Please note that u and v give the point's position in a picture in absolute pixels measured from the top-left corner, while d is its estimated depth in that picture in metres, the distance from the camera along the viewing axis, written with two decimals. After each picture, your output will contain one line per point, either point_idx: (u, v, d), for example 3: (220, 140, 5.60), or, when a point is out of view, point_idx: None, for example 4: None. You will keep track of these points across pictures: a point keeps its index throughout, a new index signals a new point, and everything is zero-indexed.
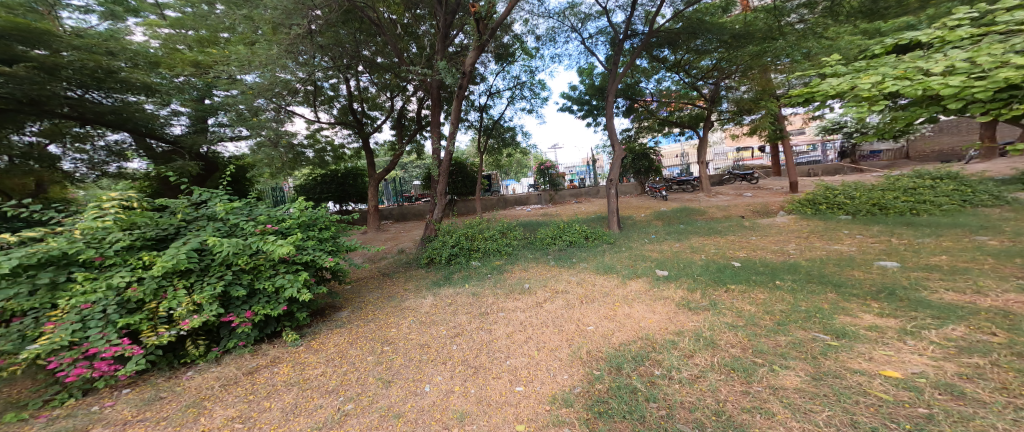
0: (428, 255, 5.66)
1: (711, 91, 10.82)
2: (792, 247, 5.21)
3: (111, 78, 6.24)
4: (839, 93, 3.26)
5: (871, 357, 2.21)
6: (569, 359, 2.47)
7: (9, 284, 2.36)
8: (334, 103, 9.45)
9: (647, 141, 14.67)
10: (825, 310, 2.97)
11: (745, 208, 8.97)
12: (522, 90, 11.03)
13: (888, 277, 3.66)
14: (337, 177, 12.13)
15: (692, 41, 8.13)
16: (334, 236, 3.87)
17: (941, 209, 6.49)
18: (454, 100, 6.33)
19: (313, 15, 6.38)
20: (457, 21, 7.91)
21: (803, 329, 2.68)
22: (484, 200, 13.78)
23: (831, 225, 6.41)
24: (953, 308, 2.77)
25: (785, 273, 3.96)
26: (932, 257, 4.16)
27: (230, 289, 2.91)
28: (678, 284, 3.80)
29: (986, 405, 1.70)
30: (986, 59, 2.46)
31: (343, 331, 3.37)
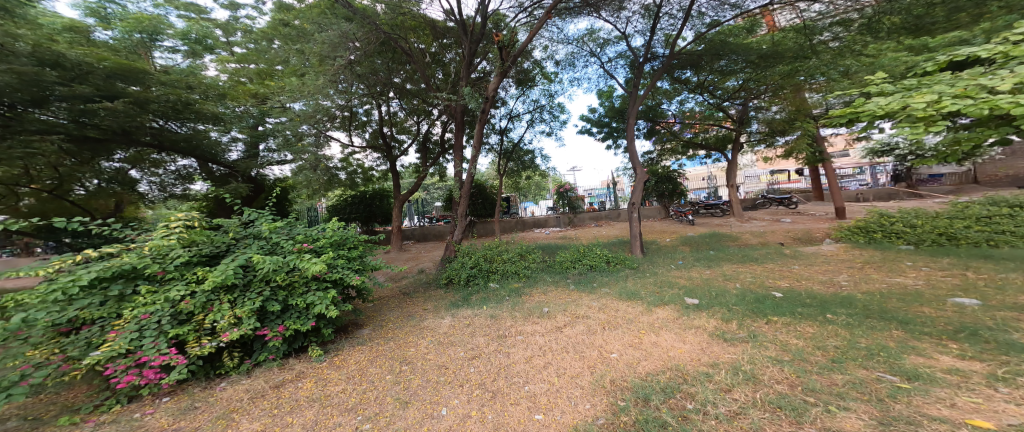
0: (447, 276, 5.69)
1: (739, 112, 10.56)
2: (844, 278, 4.78)
3: (187, 110, 7.05)
4: (888, 113, 3.06)
5: (954, 404, 1.93)
6: (591, 388, 2.35)
7: (86, 294, 2.63)
8: (366, 128, 10.06)
9: (671, 164, 14.35)
10: (890, 348, 2.66)
11: (785, 235, 8.42)
12: (541, 113, 11.24)
13: (967, 316, 3.24)
14: (365, 198, 12.70)
15: (715, 62, 8.15)
16: (361, 254, 4.02)
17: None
18: (477, 123, 6.53)
19: (352, 47, 6.92)
20: (482, 49, 8.33)
21: (864, 368, 2.41)
22: (505, 222, 13.81)
23: (891, 255, 5.86)
24: None
25: (837, 307, 3.61)
26: (1020, 295, 3.65)
27: (267, 305, 3.06)
28: (711, 314, 3.56)
29: None
30: None
31: (364, 348, 3.41)
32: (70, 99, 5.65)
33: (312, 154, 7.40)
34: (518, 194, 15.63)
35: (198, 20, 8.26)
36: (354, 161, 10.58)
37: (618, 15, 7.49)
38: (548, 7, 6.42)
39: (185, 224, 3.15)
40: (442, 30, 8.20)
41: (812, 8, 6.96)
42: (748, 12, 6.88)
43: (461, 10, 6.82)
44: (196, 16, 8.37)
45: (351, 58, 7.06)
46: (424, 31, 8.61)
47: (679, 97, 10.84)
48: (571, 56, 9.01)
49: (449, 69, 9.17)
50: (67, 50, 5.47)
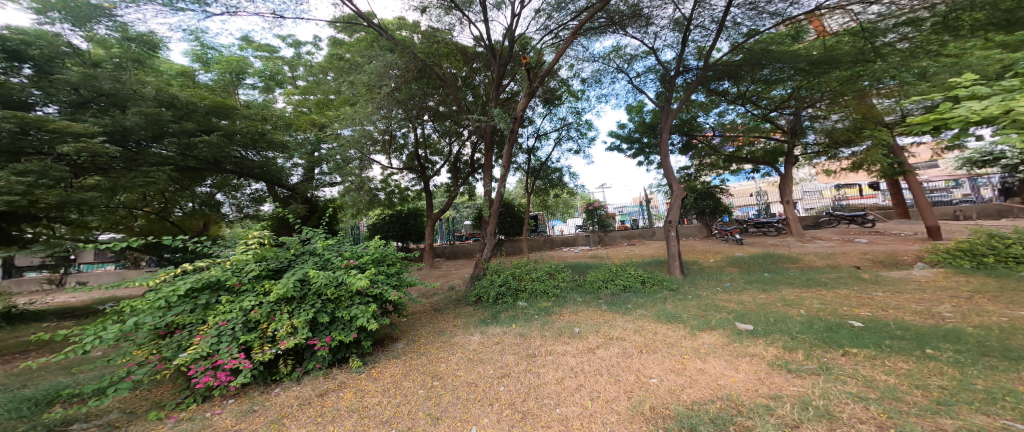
0: (477, 293, 5.70)
1: (790, 122, 9.82)
2: (945, 309, 4.06)
3: (263, 140, 8.03)
4: (987, 118, 2.67)
5: None
6: (629, 414, 2.19)
7: (180, 302, 3.01)
8: (403, 151, 10.73)
9: (713, 179, 13.52)
10: (1019, 392, 2.20)
11: (862, 257, 7.42)
12: (568, 131, 11.25)
13: None
14: (401, 217, 13.35)
15: (758, 71, 7.62)
16: (399, 270, 4.22)
17: None
18: (506, 143, 6.66)
19: (393, 75, 7.47)
20: (509, 70, 8.64)
21: (984, 414, 2.00)
22: (531, 241, 13.71)
23: (1008, 284, 4.90)
24: None
25: (935, 341, 3.06)
26: None
27: (318, 316, 3.28)
28: (769, 342, 3.20)
29: None
30: None
31: (399, 362, 3.50)
32: (179, 134, 6.69)
33: (358, 176, 8.06)
34: (547, 213, 15.57)
35: (270, 59, 9.49)
36: (391, 183, 11.26)
37: (645, 30, 7.42)
38: (575, 27, 6.49)
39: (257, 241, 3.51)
40: (472, 55, 8.68)
41: (873, 10, 6.41)
42: (790, 19, 6.46)
43: (489, 36, 7.16)
44: (269, 55, 9.62)
45: (393, 85, 7.59)
46: (457, 57, 9.16)
47: (717, 109, 10.34)
48: (597, 73, 9.05)
49: (478, 90, 9.62)
50: (179, 93, 6.58)
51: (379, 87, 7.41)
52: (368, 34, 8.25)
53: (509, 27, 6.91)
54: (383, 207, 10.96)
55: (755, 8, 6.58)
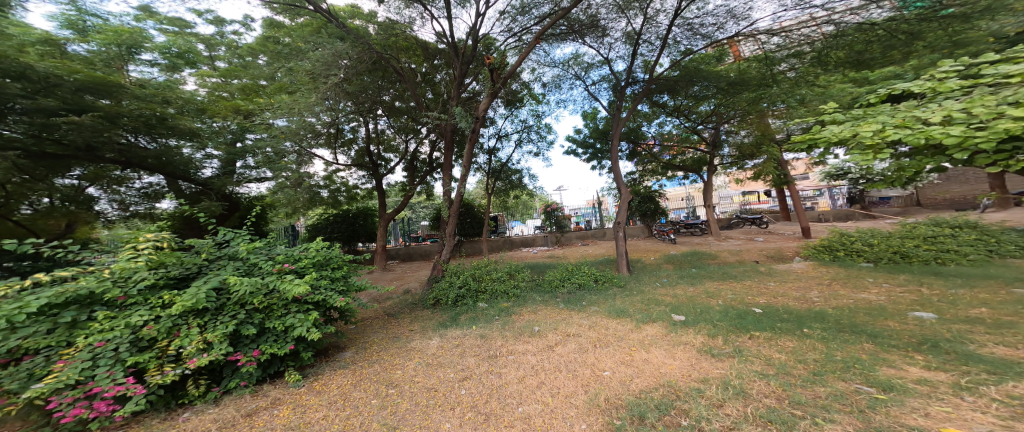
0: (435, 296, 5.54)
1: (711, 136, 11.28)
2: (815, 294, 5.01)
3: (161, 125, 6.74)
4: (841, 140, 3.32)
5: (928, 413, 2.06)
6: (586, 407, 2.30)
7: (32, 322, 2.39)
8: (351, 146, 10.22)
9: (651, 184, 14.83)
10: (864, 360, 2.80)
11: (759, 253, 8.80)
12: (529, 133, 11.54)
13: (926, 328, 3.47)
14: (348, 217, 12.56)
15: (690, 87, 8.62)
16: (347, 274, 3.91)
17: (968, 259, 6.33)
18: (466, 143, 6.56)
19: (343, 65, 6.98)
20: (472, 69, 8.60)
21: (843, 380, 2.51)
22: (491, 241, 13.73)
23: (854, 272, 6.24)
24: (1008, 364, 2.60)
25: (811, 321, 3.77)
26: (969, 309, 3.99)
27: (242, 328, 2.88)
28: (697, 330, 3.62)
29: None
30: (982, 110, 2.53)
31: (347, 372, 3.23)
32: (31, 112, 5.38)
33: (295, 172, 7.25)
34: (506, 214, 15.86)
35: (180, 35, 7.98)
36: (339, 180, 10.55)
37: (601, 41, 7.83)
38: (538, 32, 6.61)
39: (153, 246, 2.94)
40: (434, 52, 8.59)
41: (767, 43, 7.64)
42: (717, 43, 7.37)
43: (453, 34, 7.01)
44: (179, 29, 8.09)
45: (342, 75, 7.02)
46: (416, 52, 8.97)
47: (657, 120, 11.42)
48: (556, 79, 9.33)
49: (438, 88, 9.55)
50: (35, 61, 5.14)
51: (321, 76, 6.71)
52: (314, 19, 7.58)
53: (473, 26, 6.84)
54: (330, 206, 10.20)
55: (690, 28, 7.40)
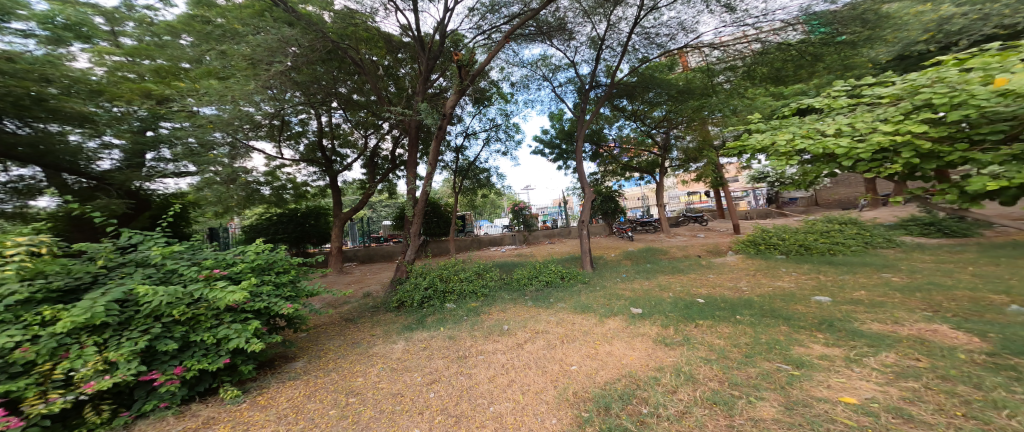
0: (399, 298, 5.34)
1: (663, 140, 12.08)
2: (744, 284, 5.65)
3: (37, 106, 5.53)
4: (763, 147, 3.72)
5: (829, 385, 2.41)
6: (556, 402, 2.35)
7: None
8: (301, 139, 9.65)
9: (612, 184, 15.56)
10: (781, 341, 3.20)
11: (701, 248, 9.66)
12: (498, 132, 11.71)
13: (824, 310, 4.06)
14: (296, 217, 11.81)
15: (646, 93, 9.06)
16: (294, 279, 3.62)
17: (851, 250, 7.54)
18: (433, 140, 6.40)
19: (291, 52, 6.59)
20: (440, 65, 8.44)
21: (767, 360, 2.85)
22: (460, 241, 13.58)
23: (772, 263, 7.11)
24: (881, 337, 3.13)
25: (741, 308, 4.23)
26: (854, 292, 4.76)
27: (157, 344, 2.51)
28: (652, 321, 3.86)
29: (932, 427, 1.92)
30: (861, 126, 3.04)
31: (298, 383, 2.98)
32: None
33: (226, 165, 6.33)
34: (473, 213, 15.80)
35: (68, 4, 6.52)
36: (286, 176, 9.80)
37: (568, 44, 7.96)
38: (507, 32, 6.56)
39: (25, 253, 2.40)
40: (397, 44, 8.50)
41: (711, 54, 8.24)
42: (671, 52, 7.87)
43: (419, 27, 6.76)
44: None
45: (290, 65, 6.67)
46: (378, 44, 8.70)
47: (618, 123, 11.99)
48: (524, 79, 9.40)
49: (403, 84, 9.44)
50: None
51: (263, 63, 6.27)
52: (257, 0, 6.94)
53: (441, 21, 6.63)
54: (274, 205, 9.30)
55: (647, 37, 7.84)
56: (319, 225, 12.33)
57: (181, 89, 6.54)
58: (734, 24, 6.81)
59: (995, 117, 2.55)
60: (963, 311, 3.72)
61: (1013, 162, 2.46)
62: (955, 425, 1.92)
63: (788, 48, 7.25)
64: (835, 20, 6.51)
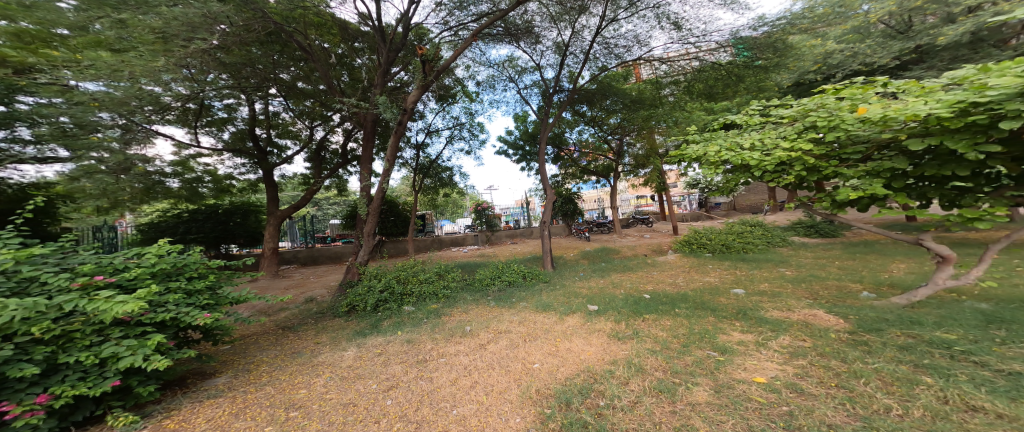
0: (349, 302, 5.03)
1: (617, 146, 12.78)
2: (681, 279, 6.20)
3: None
4: (697, 156, 4.10)
5: (745, 367, 2.75)
6: (520, 400, 2.38)
7: None
8: (227, 127, 8.67)
9: (571, 186, 16.12)
10: (710, 330, 3.57)
11: (647, 247, 10.38)
12: (461, 130, 11.56)
13: (740, 301, 4.60)
14: (217, 215, 10.63)
15: (604, 100, 9.48)
16: (211, 286, 3.19)
17: (758, 248, 8.66)
18: (391, 136, 6.13)
19: (219, 30, 5.91)
20: (401, 58, 8.16)
21: (699, 348, 3.16)
22: (418, 241, 13.25)
23: (704, 260, 7.89)
24: (779, 323, 3.63)
25: (679, 302, 4.63)
26: (761, 284, 5.48)
27: (9, 370, 1.95)
28: (607, 317, 4.07)
29: (817, 397, 2.28)
30: (767, 142, 3.55)
31: (220, 401, 2.65)
32: None
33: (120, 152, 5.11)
34: (434, 212, 15.28)
35: None
36: (201, 166, 8.73)
37: (534, 47, 8.05)
38: (474, 30, 6.45)
39: None
40: (353, 33, 8.06)
41: (660, 68, 8.57)
42: (626, 63, 8.31)
43: (380, 16, 6.41)
44: None
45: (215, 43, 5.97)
46: (330, 30, 8.16)
47: (578, 127, 12.43)
48: (491, 78, 9.25)
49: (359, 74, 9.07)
50: None
51: (178, 39, 5.50)
52: None
53: (404, 13, 6.35)
54: (185, 201, 8.27)
55: (606, 46, 8.20)
56: (246, 223, 11.22)
57: (56, 57, 4.77)
58: (679, 41, 7.41)
59: (856, 141, 3.42)
60: (833, 298, 4.47)
61: (866, 177, 3.39)
62: (834, 395, 2.30)
63: (720, 68, 7.93)
64: (755, 46, 7.32)
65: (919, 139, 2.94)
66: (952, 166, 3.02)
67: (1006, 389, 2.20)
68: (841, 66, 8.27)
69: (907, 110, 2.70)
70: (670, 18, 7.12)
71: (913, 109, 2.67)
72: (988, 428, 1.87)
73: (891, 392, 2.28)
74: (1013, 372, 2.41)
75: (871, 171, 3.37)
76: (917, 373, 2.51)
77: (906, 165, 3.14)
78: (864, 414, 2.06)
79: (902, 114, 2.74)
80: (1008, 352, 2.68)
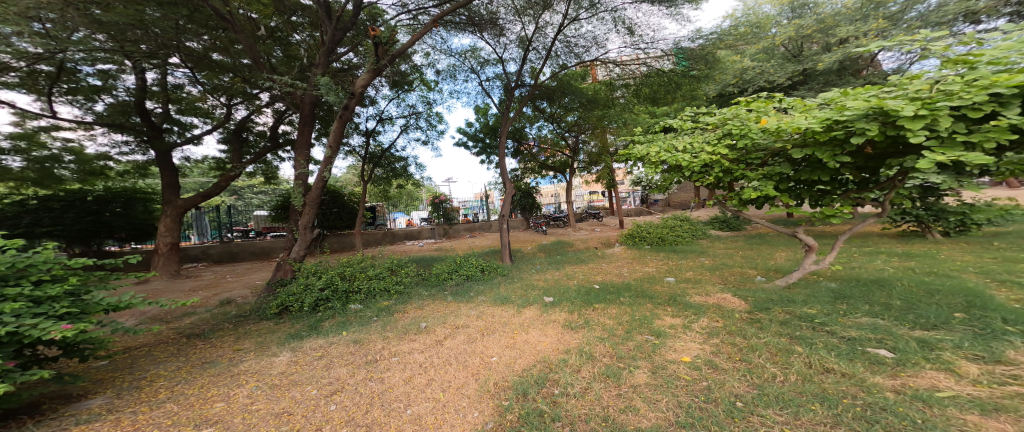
0: (280, 303, 4.61)
1: (573, 143, 13.22)
2: (625, 270, 6.66)
3: None
4: (641, 155, 4.38)
5: (676, 348, 3.04)
6: (478, 395, 2.39)
7: None
8: (100, 97, 7.34)
9: (530, 181, 16.39)
10: (648, 316, 3.89)
11: (598, 240, 10.94)
12: (417, 120, 11.07)
13: (672, 288, 5.06)
14: (86, 207, 8.98)
15: (563, 98, 9.64)
16: (72, 292, 2.68)
17: (686, 240, 9.59)
18: (337, 120, 5.68)
19: None
20: (349, 38, 7.59)
21: (639, 333, 3.41)
22: (367, 234, 12.63)
23: (647, 252, 8.53)
24: (700, 307, 4.06)
25: (624, 291, 4.96)
26: (689, 271, 6.09)
27: None
28: (562, 308, 4.24)
29: (727, 371, 2.60)
30: (694, 145, 3.92)
31: (92, 428, 2.24)
32: None
33: None
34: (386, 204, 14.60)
35: None
36: (59, 142, 7.37)
37: (498, 40, 7.92)
38: (434, 15, 6.14)
39: None
40: (291, 5, 7.25)
41: (613, 71, 8.88)
42: (585, 63, 8.52)
43: None
44: None
45: None
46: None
47: (538, 123, 12.59)
48: (451, 68, 8.94)
49: (296, 52, 8.23)
50: None
51: None
52: None
53: None
54: (31, 184, 7.23)
55: (567, 45, 8.35)
56: (129, 214, 9.70)
57: None
58: (631, 46, 7.78)
59: (758, 148, 3.93)
60: (737, 282, 5.12)
61: (763, 180, 3.93)
62: (739, 368, 2.63)
63: (662, 74, 8.56)
64: (692, 57, 7.88)
65: (799, 149, 3.48)
66: (820, 172, 3.65)
67: (847, 352, 2.73)
68: (752, 82, 9.65)
69: (793, 123, 3.16)
70: (626, 23, 7.44)
71: (796, 123, 3.15)
72: (836, 386, 2.28)
73: (776, 361, 2.68)
74: (852, 337, 2.97)
75: (767, 174, 3.92)
76: (792, 343, 2.97)
77: (789, 170, 3.73)
78: (758, 383, 2.39)
79: (789, 126, 3.21)
80: (848, 321, 3.29)
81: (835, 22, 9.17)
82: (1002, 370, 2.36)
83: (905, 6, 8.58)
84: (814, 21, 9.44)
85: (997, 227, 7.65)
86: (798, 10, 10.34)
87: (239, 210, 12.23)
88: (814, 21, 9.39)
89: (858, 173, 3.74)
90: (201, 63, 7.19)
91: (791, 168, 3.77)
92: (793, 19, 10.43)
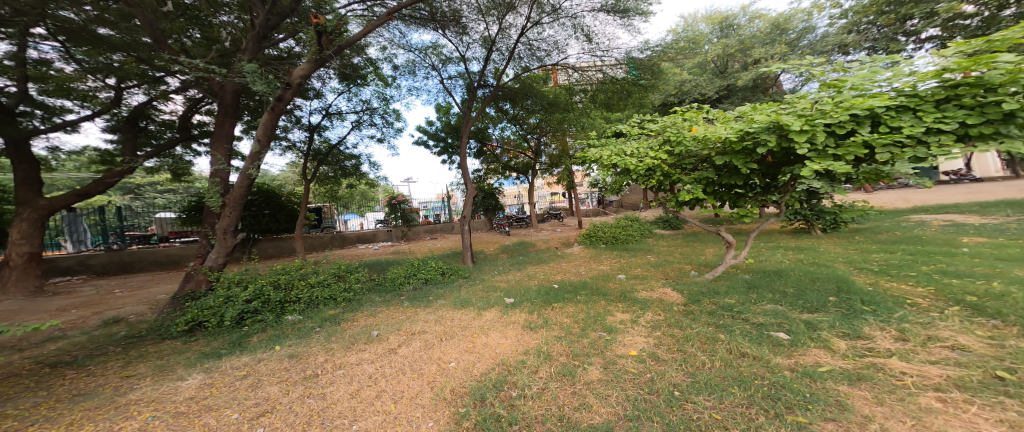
0: (189, 320, 4.10)
1: (535, 145, 13.39)
2: (583, 268, 6.89)
3: None
4: (594, 158, 4.53)
5: (625, 343, 3.18)
6: (433, 403, 2.32)
7: None
8: None
9: (493, 181, 16.45)
10: (598, 312, 4.04)
11: (559, 241, 11.18)
12: (371, 116, 10.48)
13: (623, 284, 5.32)
14: None
15: (524, 100, 9.70)
16: None
17: (636, 238, 10.20)
18: (267, 113, 5.21)
19: None
20: (289, 25, 6.97)
21: (593, 330, 3.52)
22: (312, 238, 11.83)
23: (603, 251, 8.89)
24: (646, 301, 4.31)
25: (581, 289, 5.11)
26: (637, 268, 6.45)
27: None
28: (522, 309, 4.26)
29: (666, 362, 2.77)
30: (639, 149, 4.14)
31: None
32: None
33: None
34: (332, 206, 13.74)
35: None
36: None
37: (460, 38, 7.73)
38: (389, 8, 5.80)
39: None
40: None
41: (573, 76, 9.13)
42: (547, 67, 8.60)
43: None
44: None
45: None
46: None
47: (500, 124, 12.58)
48: (410, 64, 8.58)
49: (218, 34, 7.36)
50: None
51: None
52: None
53: None
54: None
55: (530, 48, 8.40)
56: None
57: None
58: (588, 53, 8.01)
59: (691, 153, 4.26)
60: (676, 276, 5.52)
61: (694, 183, 4.26)
62: (671, 359, 2.80)
63: (615, 81, 8.91)
64: (641, 67, 8.32)
65: (720, 156, 3.84)
66: (736, 176, 4.05)
67: (757, 336, 3.03)
68: (688, 93, 10.54)
69: (715, 133, 3.46)
70: (585, 31, 7.65)
71: (717, 132, 3.46)
72: (749, 369, 2.53)
73: (703, 349, 2.91)
74: (760, 323, 3.32)
75: (697, 178, 4.26)
76: (716, 331, 3.24)
77: (713, 174, 4.08)
78: (691, 371, 2.58)
79: (711, 135, 3.52)
80: (758, 309, 3.66)
81: (751, 44, 10.38)
82: (861, 343, 2.77)
83: (800, 35, 10.23)
84: (736, 41, 10.58)
85: (872, 222, 9.15)
86: (725, 30, 11.49)
87: (137, 212, 10.73)
88: (736, 41, 10.52)
89: (762, 178, 4.19)
90: (82, 38, 6.07)
91: (715, 172, 4.15)
92: (721, 38, 11.53)
